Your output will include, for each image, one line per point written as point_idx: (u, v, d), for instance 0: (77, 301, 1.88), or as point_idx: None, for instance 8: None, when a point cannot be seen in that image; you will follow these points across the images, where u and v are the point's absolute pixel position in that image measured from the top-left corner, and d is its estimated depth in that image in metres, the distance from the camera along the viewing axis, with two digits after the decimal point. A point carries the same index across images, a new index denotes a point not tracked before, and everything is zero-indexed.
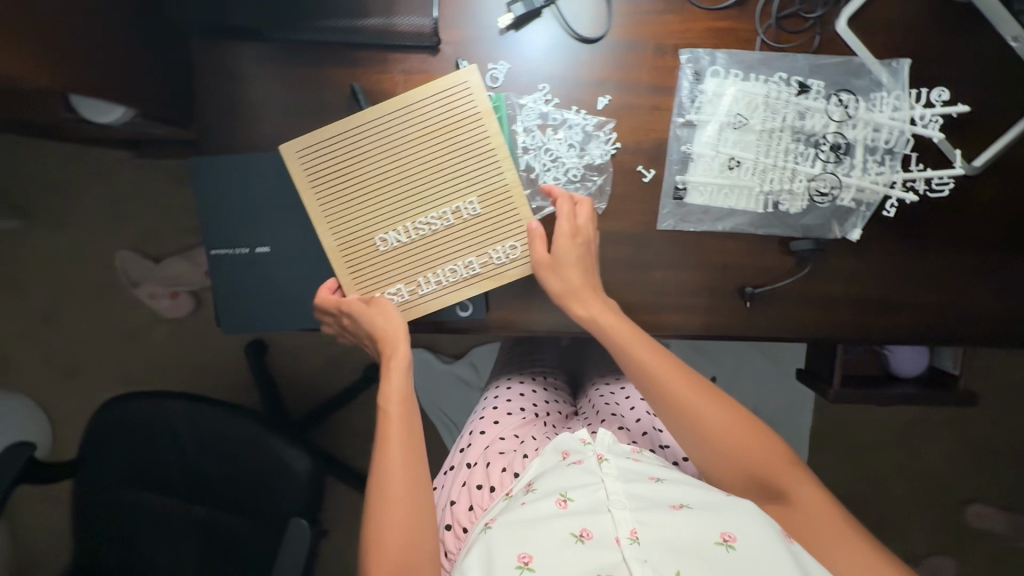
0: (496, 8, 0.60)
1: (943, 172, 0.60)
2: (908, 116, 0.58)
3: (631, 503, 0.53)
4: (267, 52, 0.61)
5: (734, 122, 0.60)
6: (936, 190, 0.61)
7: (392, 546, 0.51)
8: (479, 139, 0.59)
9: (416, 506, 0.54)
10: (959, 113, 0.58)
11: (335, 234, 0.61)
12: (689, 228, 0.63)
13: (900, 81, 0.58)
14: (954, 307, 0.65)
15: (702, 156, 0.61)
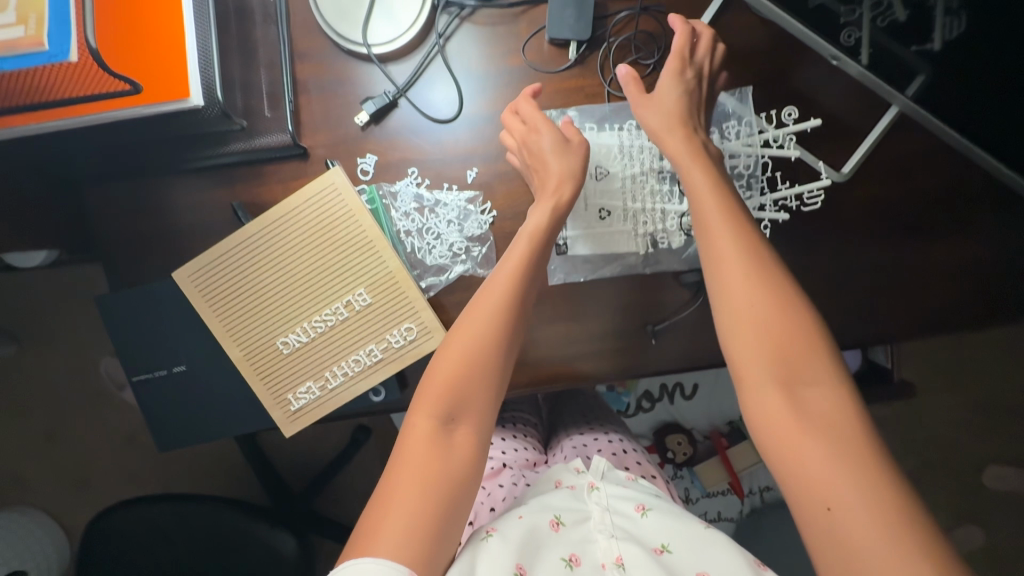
0: (354, 106, 0.63)
1: (811, 186, 0.61)
2: (761, 140, 0.61)
3: (617, 532, 0.56)
4: (150, 185, 0.64)
5: (597, 174, 0.63)
6: (809, 204, 0.62)
7: (399, 491, 0.48)
8: (357, 234, 0.61)
9: (431, 454, 0.50)
10: (812, 127, 0.61)
11: (239, 345, 0.63)
12: (580, 277, 0.64)
13: (748, 104, 0.62)
14: (878, 305, 0.62)
15: (576, 210, 0.64)
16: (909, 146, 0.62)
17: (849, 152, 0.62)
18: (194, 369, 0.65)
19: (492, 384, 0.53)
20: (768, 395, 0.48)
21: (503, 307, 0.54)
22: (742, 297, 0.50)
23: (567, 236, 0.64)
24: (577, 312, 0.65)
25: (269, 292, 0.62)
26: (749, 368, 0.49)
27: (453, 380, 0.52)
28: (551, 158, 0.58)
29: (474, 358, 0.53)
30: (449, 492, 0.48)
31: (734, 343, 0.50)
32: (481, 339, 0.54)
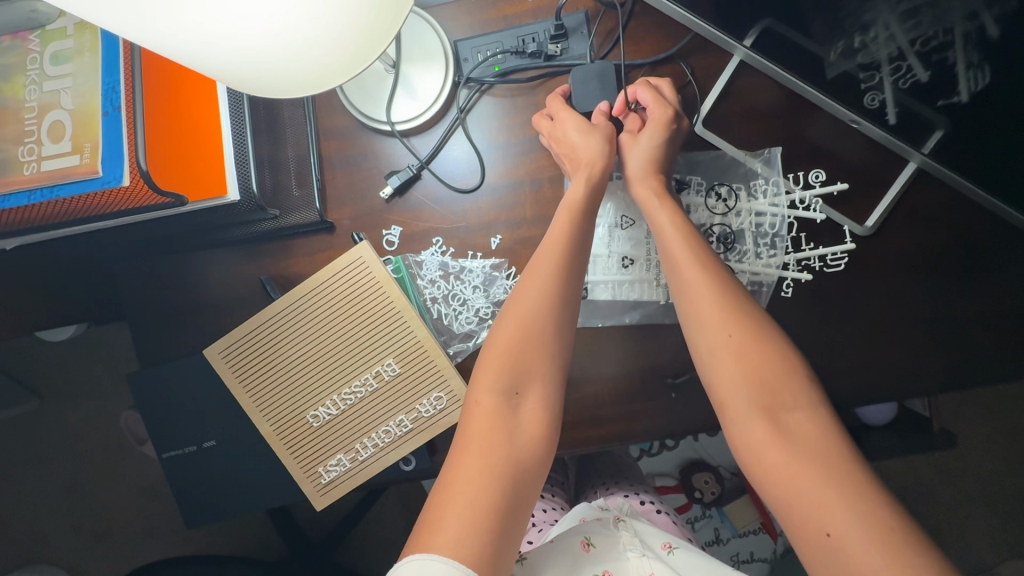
0: (378, 180, 0.64)
1: (835, 247, 0.62)
2: (788, 201, 0.62)
3: (647, 551, 0.59)
4: (181, 263, 0.66)
5: (622, 223, 0.66)
6: (833, 265, 0.62)
7: (463, 484, 0.48)
8: (385, 305, 0.62)
9: (493, 440, 0.51)
10: (838, 190, 0.62)
11: (269, 419, 0.63)
12: (598, 322, 0.64)
13: (775, 167, 0.62)
14: (913, 357, 0.61)
15: (599, 256, 0.65)
16: (933, 199, 0.62)
17: (872, 206, 0.62)
18: (225, 443, 0.65)
19: (548, 356, 0.55)
20: (751, 423, 0.50)
21: (552, 288, 0.56)
22: (714, 319, 0.53)
23: (588, 281, 0.65)
24: (606, 373, 0.64)
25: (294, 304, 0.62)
26: (729, 395, 0.51)
27: (512, 356, 0.55)
28: (580, 141, 0.59)
29: (530, 333, 0.55)
30: (517, 463, 0.50)
31: (715, 374, 0.52)
32: (537, 316, 0.55)
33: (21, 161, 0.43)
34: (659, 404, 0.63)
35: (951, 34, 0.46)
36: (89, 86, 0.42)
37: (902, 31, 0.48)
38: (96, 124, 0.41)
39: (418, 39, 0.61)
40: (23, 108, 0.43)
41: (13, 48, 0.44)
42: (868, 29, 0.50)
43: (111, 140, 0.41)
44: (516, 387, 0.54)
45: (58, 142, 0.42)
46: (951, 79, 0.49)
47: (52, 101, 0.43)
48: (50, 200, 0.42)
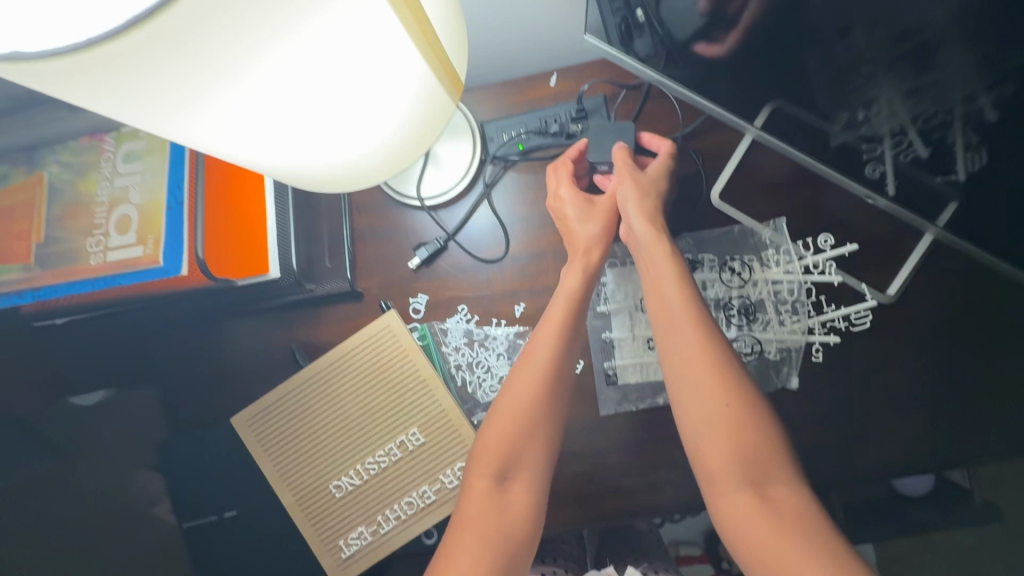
0: (407, 252, 0.67)
1: (857, 307, 0.62)
2: (802, 267, 0.63)
3: None
4: (218, 330, 0.68)
5: (642, 305, 0.65)
6: (858, 324, 0.62)
7: (457, 574, 0.47)
8: (410, 374, 0.63)
9: (485, 526, 0.50)
10: (850, 251, 0.63)
11: (292, 489, 0.63)
12: (631, 407, 0.63)
13: (785, 235, 0.64)
14: (949, 426, 0.59)
15: (623, 340, 0.65)
16: (954, 266, 0.62)
17: (892, 273, 0.63)
18: (245, 512, 0.64)
19: (543, 440, 0.54)
20: (738, 499, 0.48)
21: (549, 374, 0.55)
22: (710, 388, 0.51)
23: (616, 365, 0.64)
24: (632, 441, 0.63)
25: (307, 386, 0.63)
26: (719, 469, 0.49)
27: (504, 444, 0.54)
28: (576, 227, 0.61)
29: (524, 419, 0.54)
30: (505, 557, 0.49)
31: (699, 445, 0.51)
32: (535, 399, 0.54)
33: (89, 252, 0.46)
34: (687, 475, 0.61)
35: (950, 114, 0.50)
36: (154, 182, 0.46)
37: (903, 108, 0.51)
38: (159, 218, 0.44)
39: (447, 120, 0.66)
40: (94, 203, 0.47)
41: (88, 148, 0.49)
42: (871, 105, 0.53)
43: (172, 231, 0.44)
44: (511, 471, 0.53)
45: (124, 234, 0.45)
46: (950, 155, 0.53)
47: (121, 196, 0.47)
48: (110, 287, 0.45)
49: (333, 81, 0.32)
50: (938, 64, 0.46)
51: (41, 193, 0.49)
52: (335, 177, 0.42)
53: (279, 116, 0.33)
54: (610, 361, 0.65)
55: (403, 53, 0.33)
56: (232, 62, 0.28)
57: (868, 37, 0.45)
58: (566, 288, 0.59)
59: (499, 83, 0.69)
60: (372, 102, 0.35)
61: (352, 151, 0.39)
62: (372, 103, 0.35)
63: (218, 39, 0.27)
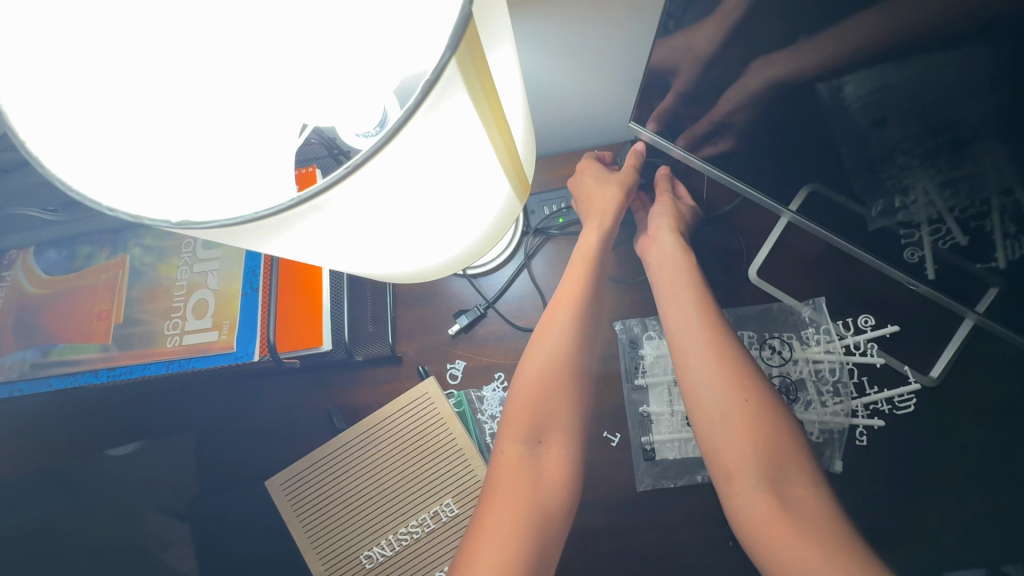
0: (447, 318, 0.68)
1: (900, 390, 0.61)
2: (842, 346, 0.63)
3: None
4: (258, 390, 0.69)
5: None
6: (902, 407, 0.61)
7: (494, 531, 0.51)
8: (447, 443, 0.63)
9: (518, 484, 0.54)
10: (890, 332, 0.63)
11: (322, 558, 0.62)
12: (670, 484, 0.62)
13: (825, 314, 0.65)
14: (1002, 519, 0.57)
15: (661, 414, 0.64)
16: (999, 352, 0.62)
17: (934, 355, 0.63)
18: None
19: (570, 400, 0.57)
20: (758, 496, 0.51)
21: (569, 338, 0.58)
22: (723, 374, 0.55)
23: (653, 441, 0.63)
24: (671, 522, 0.61)
25: (344, 451, 0.63)
26: (739, 466, 0.53)
27: (532, 406, 0.56)
28: (597, 189, 0.63)
29: (550, 382, 0.57)
30: (541, 516, 0.53)
31: (721, 433, 0.54)
32: (558, 364, 0.57)
33: (166, 334, 0.49)
34: (727, 560, 0.60)
35: (987, 205, 0.50)
36: (232, 269, 0.50)
37: (940, 198, 0.53)
38: (236, 304, 0.48)
39: None
40: (174, 287, 0.51)
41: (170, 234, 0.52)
42: (908, 192, 0.54)
43: (248, 320, 0.47)
44: (542, 425, 0.56)
45: (201, 318, 0.48)
46: (989, 243, 0.53)
47: (199, 281, 0.50)
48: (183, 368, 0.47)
49: (442, 208, 0.34)
50: (972, 158, 0.47)
51: (121, 274, 0.52)
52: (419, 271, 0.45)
53: (390, 240, 0.35)
54: (648, 435, 0.64)
55: (496, 173, 0.36)
56: (363, 211, 0.30)
57: (900, 130, 0.48)
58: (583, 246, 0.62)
59: (540, 159, 0.72)
60: (467, 215, 0.37)
61: (443, 254, 0.41)
62: (470, 216, 0.37)
63: (355, 199, 0.29)
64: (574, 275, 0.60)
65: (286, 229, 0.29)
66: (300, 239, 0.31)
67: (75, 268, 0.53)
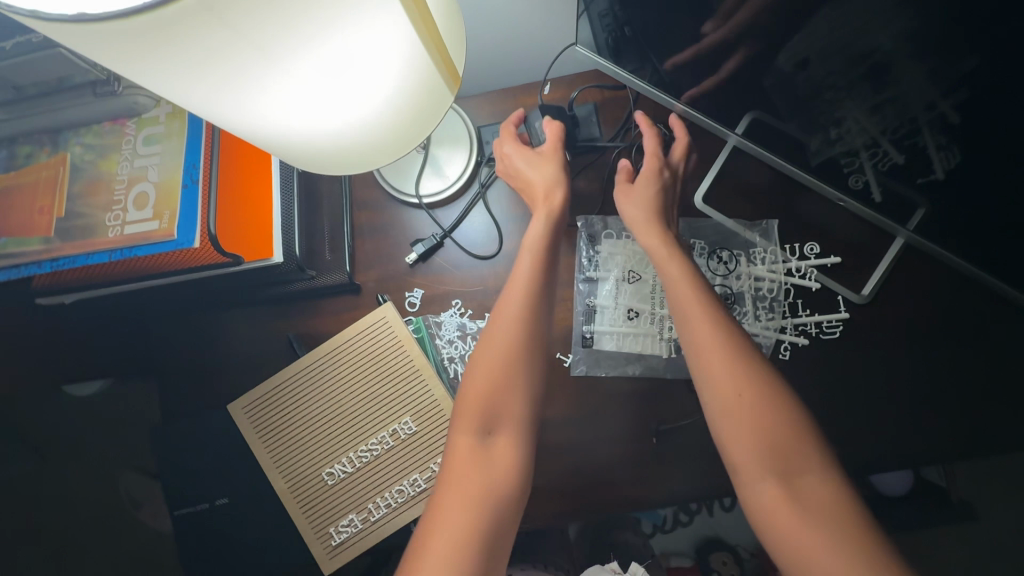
0: (404, 247, 0.70)
1: (829, 316, 0.65)
2: (785, 269, 0.66)
3: None
4: (218, 321, 0.70)
5: (629, 277, 0.69)
6: (828, 333, 0.65)
7: (449, 523, 0.50)
8: (404, 364, 0.65)
9: (471, 475, 0.53)
10: (832, 263, 0.66)
11: (285, 476, 0.64)
12: (601, 372, 0.67)
13: (772, 238, 0.68)
14: (920, 422, 0.62)
15: (605, 307, 0.69)
16: (925, 271, 0.65)
17: (868, 274, 0.66)
18: (237, 502, 0.65)
19: (525, 395, 0.58)
20: (766, 486, 0.50)
21: (523, 329, 0.59)
22: (719, 357, 0.55)
23: (593, 330, 0.68)
24: (620, 435, 0.65)
25: (302, 376, 0.65)
26: (743, 455, 0.52)
27: (487, 394, 0.57)
28: (530, 171, 0.64)
29: (501, 369, 0.57)
30: (494, 511, 0.51)
31: (724, 430, 0.53)
32: (513, 362, 0.58)
33: (107, 225, 0.48)
34: (670, 467, 0.64)
35: (915, 123, 0.52)
36: (173, 163, 0.49)
37: (870, 124, 0.55)
38: (177, 194, 0.47)
39: (446, 126, 0.69)
40: (114, 181, 0.49)
41: (111, 131, 0.51)
42: (840, 124, 0.56)
43: (187, 206, 0.47)
44: (495, 417, 0.56)
45: (142, 209, 0.47)
46: (925, 158, 0.55)
47: (140, 175, 0.49)
48: (127, 258, 0.47)
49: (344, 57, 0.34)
50: (895, 79, 0.49)
51: (62, 170, 0.50)
52: (357, 156, 0.45)
53: (296, 90, 0.35)
54: (590, 325, 0.68)
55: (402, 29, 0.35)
56: (247, 29, 0.30)
57: (824, 65, 0.50)
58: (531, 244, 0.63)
59: (494, 91, 0.72)
60: (377, 79, 0.37)
61: (361, 123, 0.40)
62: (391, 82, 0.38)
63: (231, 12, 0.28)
64: (526, 273, 0.61)
65: (165, 41, 0.29)
66: (187, 63, 0.31)
67: (16, 168, 0.51)
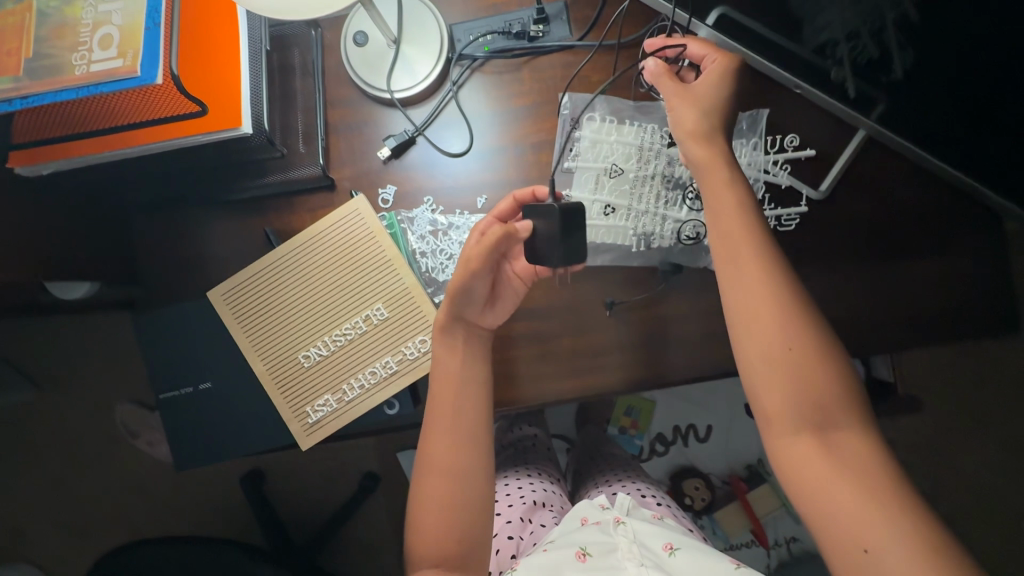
0: (377, 143, 0.71)
1: (789, 209, 0.67)
2: (762, 163, 0.68)
3: (644, 560, 0.66)
4: (190, 214, 0.71)
5: (610, 170, 0.69)
6: (785, 225, 0.68)
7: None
8: (375, 254, 0.67)
9: (444, 526, 0.59)
10: (807, 156, 0.68)
11: (263, 360, 0.68)
12: (569, 268, 0.69)
13: (758, 131, 0.68)
14: (862, 313, 0.66)
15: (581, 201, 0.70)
16: (879, 170, 0.68)
17: (827, 171, 0.68)
18: (219, 386, 0.69)
19: (478, 453, 0.62)
20: (796, 441, 0.54)
21: (463, 402, 0.62)
22: (775, 324, 0.54)
23: None
24: (582, 326, 0.69)
25: (273, 268, 0.68)
26: (777, 412, 0.54)
27: (445, 462, 0.61)
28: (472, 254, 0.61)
29: (449, 487, 0.60)
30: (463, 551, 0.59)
31: (762, 393, 0.55)
32: (461, 427, 0.62)
33: (73, 64, 0.47)
34: (630, 354, 0.68)
35: (883, 19, 0.51)
36: (137, 4, 0.47)
37: (849, 18, 0.53)
38: (138, 34, 0.46)
39: (418, 22, 0.69)
40: (79, 24, 0.48)
41: None
42: (825, 12, 0.54)
43: (151, 47, 0.47)
44: (460, 485, 0.61)
45: (106, 49, 0.47)
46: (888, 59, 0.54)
47: (105, 20, 0.48)
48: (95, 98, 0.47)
49: None
50: None
51: (28, 18, 0.49)
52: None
53: None
54: None
55: None
56: None
57: None
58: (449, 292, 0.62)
59: None
60: None
61: None
62: None
63: None
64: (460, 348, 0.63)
65: None
66: None
67: None
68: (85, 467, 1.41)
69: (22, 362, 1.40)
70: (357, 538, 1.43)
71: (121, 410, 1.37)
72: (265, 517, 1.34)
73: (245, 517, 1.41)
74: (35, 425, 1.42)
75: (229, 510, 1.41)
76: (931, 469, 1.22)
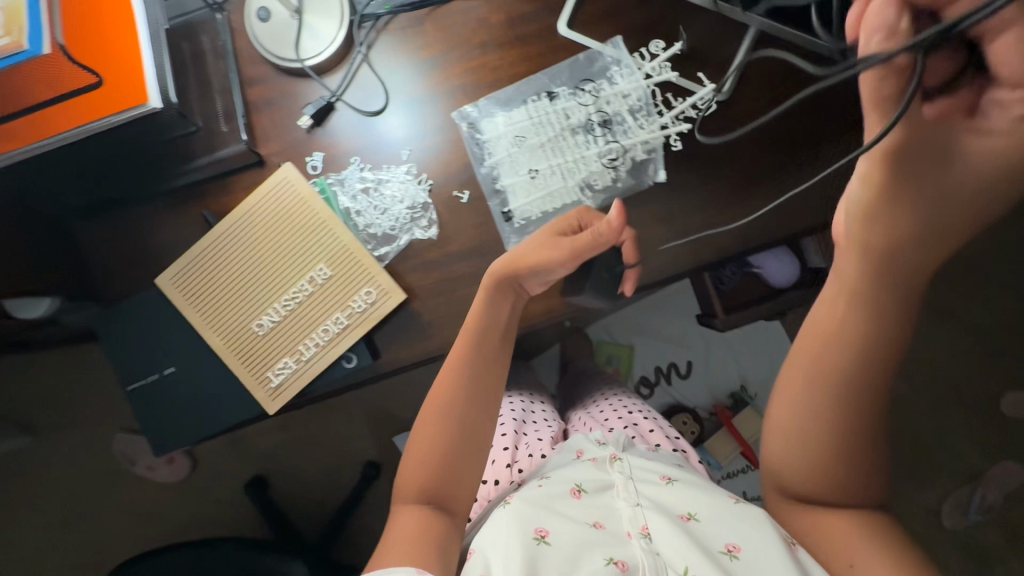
0: (298, 113, 0.74)
1: (700, 95, 0.70)
2: (642, 74, 0.71)
3: (641, 499, 0.65)
4: (128, 210, 0.73)
5: (518, 142, 0.72)
6: (704, 109, 0.70)
7: (414, 524, 0.62)
8: (311, 215, 0.70)
9: (441, 466, 0.66)
10: (679, 49, 0.71)
11: (218, 331, 0.70)
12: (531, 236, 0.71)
13: (623, 51, 0.72)
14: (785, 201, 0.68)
15: (515, 185, 0.71)
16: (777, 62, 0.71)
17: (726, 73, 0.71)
18: (182, 368, 0.71)
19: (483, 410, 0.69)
20: None
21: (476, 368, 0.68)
22: None
23: (512, 208, 0.71)
24: None
25: (229, 241, 0.70)
26: None
27: (454, 418, 0.68)
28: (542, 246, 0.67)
29: (450, 436, 0.67)
30: (448, 493, 0.66)
31: None
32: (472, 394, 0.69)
33: None
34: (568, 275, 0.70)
35: None
36: None
37: None
38: (19, 10, 0.51)
39: None
40: None
41: None
42: None
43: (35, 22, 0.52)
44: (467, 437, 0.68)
45: None
46: None
47: None
48: None
49: None
50: None
51: None
52: None
53: None
54: (507, 206, 0.71)
55: None
56: None
57: None
58: (515, 257, 0.66)
59: None
60: None
61: None
62: None
63: None
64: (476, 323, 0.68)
65: None
66: None
67: None
68: (90, 500, 1.43)
69: (13, 406, 1.42)
70: (367, 526, 1.45)
71: (116, 436, 1.40)
72: (272, 518, 1.36)
73: (253, 524, 1.43)
74: (35, 467, 1.44)
75: (237, 519, 1.43)
76: (903, 364, 1.26)
